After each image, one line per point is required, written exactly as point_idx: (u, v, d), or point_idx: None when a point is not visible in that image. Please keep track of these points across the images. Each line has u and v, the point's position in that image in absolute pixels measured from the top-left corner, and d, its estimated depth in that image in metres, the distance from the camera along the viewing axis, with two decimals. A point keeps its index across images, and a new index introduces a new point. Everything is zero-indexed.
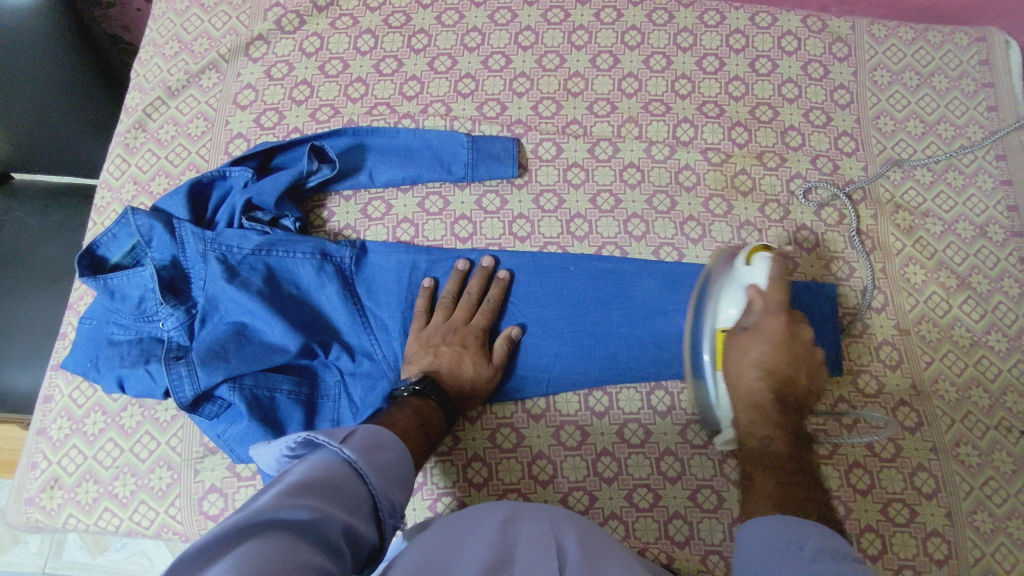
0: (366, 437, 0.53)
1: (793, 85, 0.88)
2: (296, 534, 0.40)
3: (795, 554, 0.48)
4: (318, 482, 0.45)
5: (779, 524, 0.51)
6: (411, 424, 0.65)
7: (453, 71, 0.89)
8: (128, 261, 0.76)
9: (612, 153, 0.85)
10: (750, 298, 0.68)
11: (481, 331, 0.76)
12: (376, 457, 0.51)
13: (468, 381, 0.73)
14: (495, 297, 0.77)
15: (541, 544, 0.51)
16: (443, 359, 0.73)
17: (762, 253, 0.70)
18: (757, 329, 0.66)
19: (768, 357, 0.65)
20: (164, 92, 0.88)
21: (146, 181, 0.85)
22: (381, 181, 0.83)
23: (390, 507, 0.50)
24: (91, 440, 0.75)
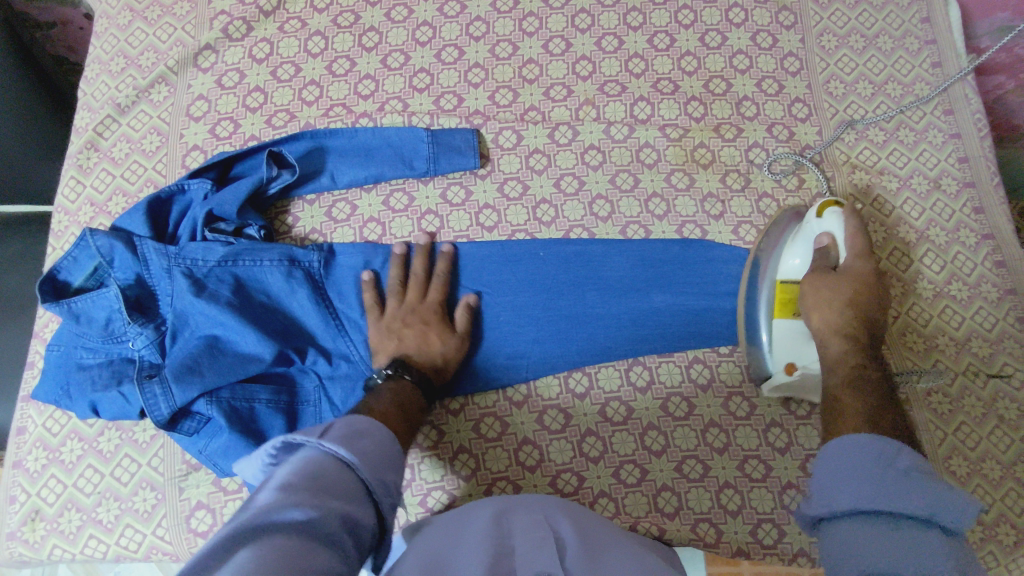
0: (343, 428, 0.52)
1: (744, 56, 0.89)
2: (292, 536, 0.40)
3: (884, 469, 0.52)
4: (303, 479, 0.45)
5: (867, 440, 0.55)
6: (389, 406, 0.64)
7: (407, 67, 0.88)
8: (92, 284, 0.75)
9: (572, 137, 0.86)
10: (824, 245, 0.73)
11: (438, 305, 0.76)
12: (358, 445, 0.51)
13: (440, 355, 0.73)
14: (443, 269, 0.78)
15: (537, 533, 0.52)
16: (409, 341, 0.73)
17: (834, 209, 0.74)
18: (845, 271, 0.71)
19: (856, 294, 0.69)
20: (113, 110, 0.87)
21: (102, 202, 0.83)
22: (343, 183, 0.83)
23: (383, 488, 0.50)
24: (69, 468, 0.73)
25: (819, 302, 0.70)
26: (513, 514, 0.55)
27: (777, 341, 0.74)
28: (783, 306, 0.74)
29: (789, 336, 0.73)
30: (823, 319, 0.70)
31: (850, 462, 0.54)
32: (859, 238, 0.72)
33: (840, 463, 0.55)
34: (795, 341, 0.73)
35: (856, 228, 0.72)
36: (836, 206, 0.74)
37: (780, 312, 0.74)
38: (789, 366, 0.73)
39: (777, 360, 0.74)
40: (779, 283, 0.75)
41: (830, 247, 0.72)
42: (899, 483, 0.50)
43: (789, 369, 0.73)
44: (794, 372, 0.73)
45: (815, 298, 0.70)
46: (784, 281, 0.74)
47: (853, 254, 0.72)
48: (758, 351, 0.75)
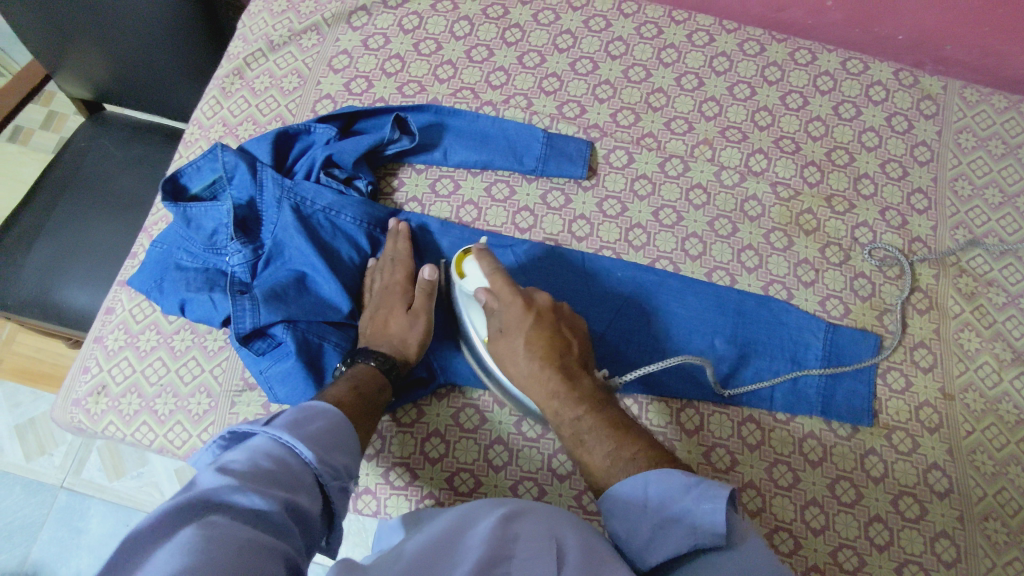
0: (288, 417, 0.55)
1: (874, 134, 0.88)
2: (242, 513, 0.44)
3: (651, 513, 0.57)
4: (249, 466, 0.48)
5: (627, 491, 0.59)
6: (343, 391, 0.65)
7: (541, 68, 0.91)
8: (207, 196, 0.80)
9: (682, 171, 0.86)
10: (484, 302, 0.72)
11: (395, 288, 0.75)
12: (304, 430, 0.54)
13: (397, 338, 0.73)
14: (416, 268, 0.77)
15: (538, 545, 0.50)
16: (372, 330, 0.74)
17: (467, 258, 0.74)
18: (511, 328, 0.71)
19: (531, 345, 0.70)
20: (265, 46, 0.93)
21: (234, 125, 0.89)
22: (453, 161, 0.86)
23: (329, 472, 0.53)
24: (142, 355, 0.79)
25: (512, 358, 0.71)
26: (516, 517, 0.53)
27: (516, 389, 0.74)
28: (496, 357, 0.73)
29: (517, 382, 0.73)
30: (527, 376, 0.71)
31: (634, 515, 0.58)
32: (502, 282, 0.72)
33: (621, 523, 0.59)
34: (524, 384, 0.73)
35: (492, 267, 0.73)
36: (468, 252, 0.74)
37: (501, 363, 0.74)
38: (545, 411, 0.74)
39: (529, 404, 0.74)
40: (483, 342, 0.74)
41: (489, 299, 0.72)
42: (671, 517, 0.55)
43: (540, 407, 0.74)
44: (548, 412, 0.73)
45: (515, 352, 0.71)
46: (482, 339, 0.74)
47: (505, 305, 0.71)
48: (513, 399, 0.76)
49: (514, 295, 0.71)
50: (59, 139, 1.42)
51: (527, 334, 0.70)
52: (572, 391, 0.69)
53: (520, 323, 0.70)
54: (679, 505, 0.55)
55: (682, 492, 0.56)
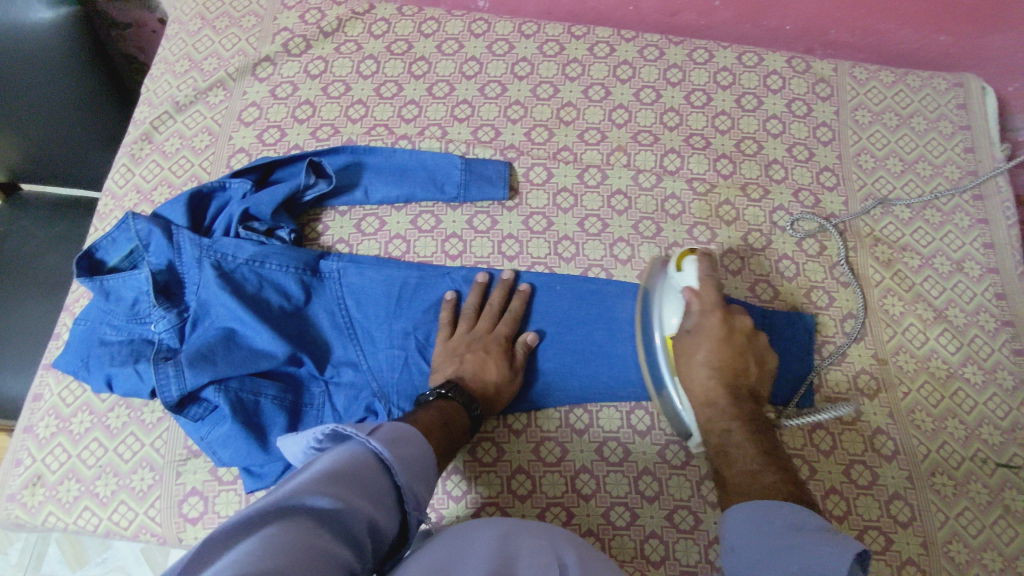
0: (392, 430, 0.53)
1: (777, 121, 0.91)
2: (321, 528, 0.41)
3: (763, 536, 0.54)
4: (342, 474, 0.46)
5: (750, 512, 0.57)
6: (434, 421, 0.64)
7: (451, 97, 0.92)
8: (126, 265, 0.78)
9: (601, 180, 0.88)
10: (688, 300, 0.71)
11: (504, 339, 0.77)
12: (402, 449, 0.51)
13: (492, 385, 0.74)
14: (517, 307, 0.80)
15: (541, 560, 0.51)
16: (468, 365, 0.74)
17: (689, 257, 0.73)
18: (699, 329, 0.69)
19: (716, 354, 0.68)
20: (171, 107, 0.92)
21: (148, 191, 0.87)
22: (375, 199, 0.86)
23: (414, 499, 0.50)
24: (76, 439, 0.76)
25: (689, 363, 0.69)
26: (517, 540, 0.53)
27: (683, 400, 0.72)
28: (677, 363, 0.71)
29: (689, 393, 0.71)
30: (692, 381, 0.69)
31: (747, 533, 0.56)
32: (712, 290, 0.71)
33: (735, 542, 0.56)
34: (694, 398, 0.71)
35: (709, 275, 0.71)
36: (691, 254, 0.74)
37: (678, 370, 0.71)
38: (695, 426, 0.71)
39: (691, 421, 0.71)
40: (668, 341, 0.72)
41: (692, 299, 0.70)
42: (784, 546, 0.52)
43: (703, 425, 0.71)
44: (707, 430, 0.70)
45: (690, 351, 0.70)
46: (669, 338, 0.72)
47: (701, 310, 0.70)
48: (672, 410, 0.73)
49: (717, 305, 0.70)
50: None
51: (715, 344, 0.69)
52: (733, 408, 0.67)
53: (713, 330, 0.69)
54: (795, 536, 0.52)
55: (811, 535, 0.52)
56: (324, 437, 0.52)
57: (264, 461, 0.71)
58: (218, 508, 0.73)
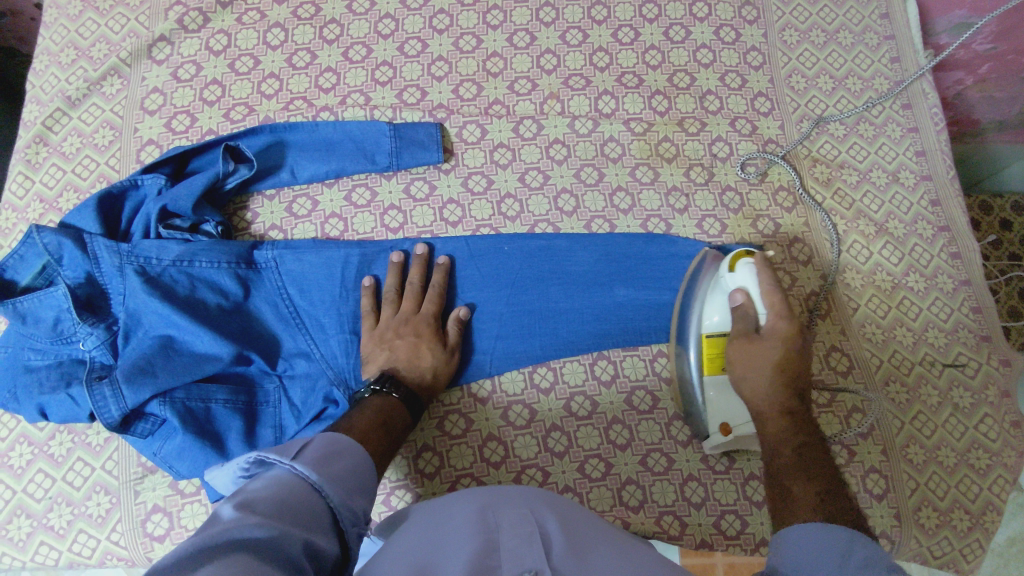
0: (317, 449, 0.50)
1: (707, 50, 0.90)
2: (255, 556, 0.37)
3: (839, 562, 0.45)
4: (267, 501, 0.42)
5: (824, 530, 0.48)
6: (371, 424, 0.62)
7: (369, 59, 0.87)
8: (40, 283, 0.72)
9: (536, 131, 0.85)
10: (738, 304, 0.69)
11: (432, 318, 0.74)
12: (333, 466, 0.49)
13: (429, 371, 0.72)
14: (439, 281, 0.77)
15: (523, 530, 0.50)
16: (400, 353, 0.72)
17: (746, 259, 0.71)
18: (764, 334, 0.67)
19: (776, 358, 0.66)
20: (63, 103, 0.83)
21: (53, 198, 0.80)
22: (304, 178, 0.81)
23: (353, 516, 0.47)
24: (18, 474, 0.71)
25: (750, 368, 0.67)
26: (496, 508, 0.52)
27: (710, 402, 0.71)
28: (711, 363, 0.71)
29: (723, 396, 0.71)
30: (757, 386, 0.67)
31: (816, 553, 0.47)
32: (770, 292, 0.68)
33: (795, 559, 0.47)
34: (727, 401, 0.71)
35: (766, 281, 0.69)
36: (749, 256, 0.71)
37: (710, 370, 0.71)
38: (724, 428, 0.71)
39: (711, 422, 0.72)
40: (703, 340, 0.71)
41: (746, 306, 0.69)
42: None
43: (725, 428, 0.71)
44: (728, 435, 0.71)
45: (745, 360, 0.67)
46: (708, 338, 0.71)
47: (772, 315, 0.67)
48: (697, 411, 0.73)
49: (787, 312, 0.67)
50: None
51: (782, 352, 0.66)
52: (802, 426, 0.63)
53: (789, 336, 0.67)
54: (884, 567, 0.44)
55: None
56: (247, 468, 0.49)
57: None
58: (185, 521, 0.70)
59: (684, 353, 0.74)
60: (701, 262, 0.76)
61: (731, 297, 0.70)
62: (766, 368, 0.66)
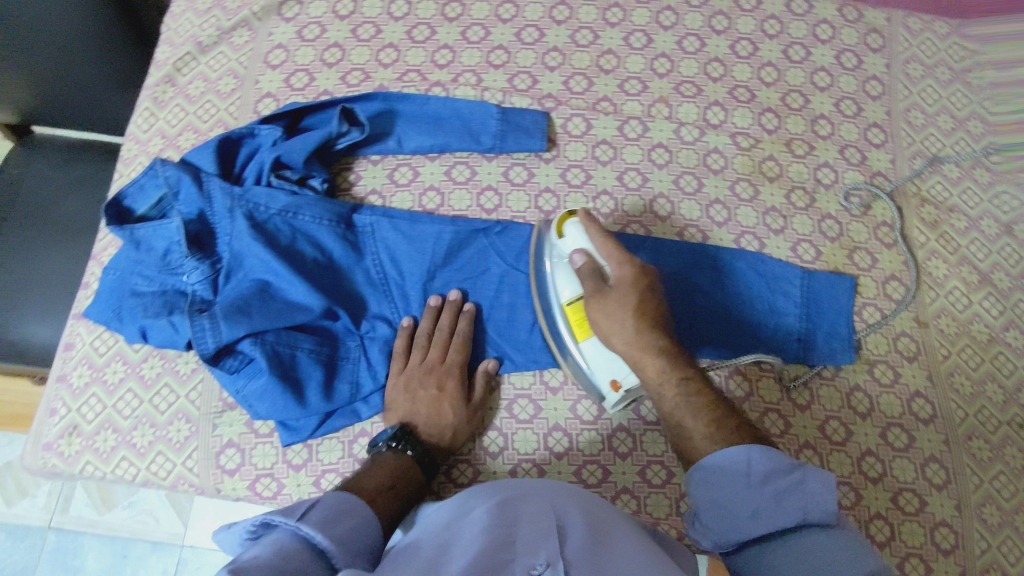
0: (321, 512, 0.51)
1: (825, 74, 0.88)
2: None
3: (749, 486, 0.55)
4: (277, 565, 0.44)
5: (727, 456, 0.56)
6: (381, 485, 0.63)
7: (486, 41, 0.88)
8: (154, 214, 0.76)
9: (641, 132, 0.85)
10: (577, 263, 0.70)
11: (457, 371, 0.75)
12: (337, 529, 0.51)
13: (450, 428, 0.72)
14: (465, 329, 0.76)
15: (541, 526, 0.51)
16: (422, 406, 0.72)
17: (571, 221, 0.72)
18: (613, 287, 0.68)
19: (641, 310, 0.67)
20: (194, 48, 0.87)
21: (173, 136, 0.84)
22: (409, 148, 0.83)
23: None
24: (110, 389, 0.75)
25: (606, 319, 0.67)
26: (512, 505, 0.54)
27: (591, 364, 0.71)
28: (579, 327, 0.71)
29: (600, 355, 0.71)
30: (623, 339, 0.66)
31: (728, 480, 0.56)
32: (603, 245, 0.69)
33: (714, 492, 0.56)
34: (602, 359, 0.71)
35: (593, 232, 0.70)
36: (573, 217, 0.73)
37: (582, 334, 0.71)
38: (614, 385, 0.70)
39: (601, 382, 0.71)
40: (567, 308, 0.72)
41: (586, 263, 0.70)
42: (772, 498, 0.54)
43: (615, 384, 0.70)
44: (618, 389, 0.70)
45: (605, 317, 0.67)
46: (569, 305, 0.72)
47: (614, 263, 0.68)
48: (585, 376, 0.73)
49: (622, 260, 0.68)
50: None
51: (634, 298, 0.67)
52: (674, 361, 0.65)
53: (635, 282, 0.67)
54: (787, 479, 0.54)
55: (785, 474, 0.54)
56: (252, 529, 0.50)
57: (299, 416, 0.71)
58: (256, 461, 0.73)
59: (555, 326, 0.74)
60: (540, 233, 0.77)
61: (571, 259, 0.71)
62: (625, 324, 0.66)
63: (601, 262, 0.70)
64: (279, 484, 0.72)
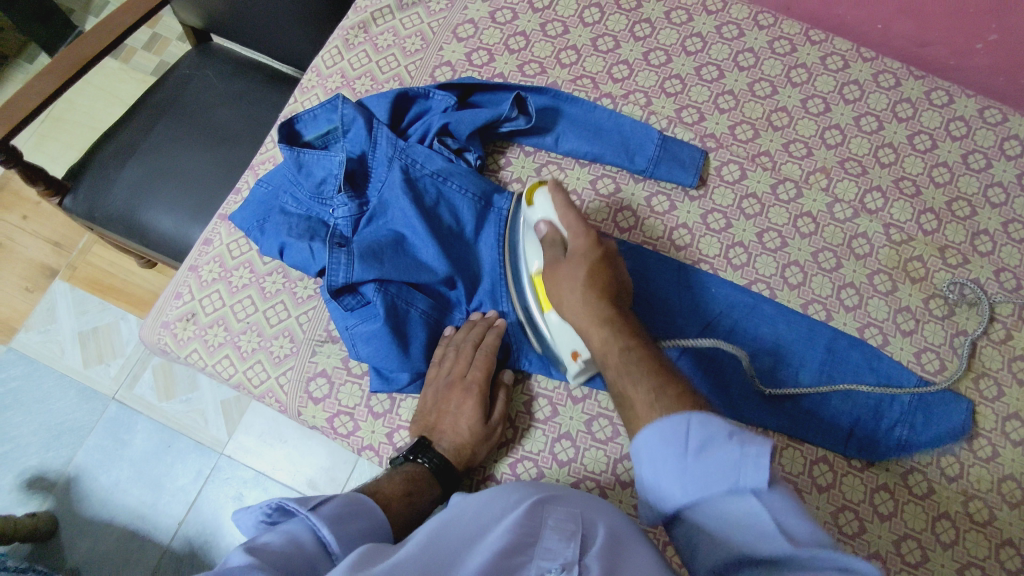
0: (336, 507, 0.57)
1: (1001, 190, 0.84)
2: None
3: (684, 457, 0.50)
4: (280, 552, 0.51)
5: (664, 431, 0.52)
6: (395, 494, 0.65)
7: (665, 68, 0.88)
8: (318, 144, 0.80)
9: (793, 197, 0.84)
10: (545, 232, 0.73)
11: (480, 385, 0.73)
12: (345, 527, 0.57)
13: (468, 445, 0.71)
14: (490, 342, 0.75)
15: (567, 530, 0.53)
16: (444, 421, 0.73)
17: (541, 190, 0.75)
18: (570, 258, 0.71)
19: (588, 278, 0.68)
20: (394, 3, 0.92)
21: (352, 78, 0.89)
22: (563, 149, 0.85)
23: None
24: (233, 291, 0.80)
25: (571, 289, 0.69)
26: (540, 508, 0.56)
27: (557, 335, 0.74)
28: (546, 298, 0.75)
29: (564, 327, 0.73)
30: (572, 310, 0.68)
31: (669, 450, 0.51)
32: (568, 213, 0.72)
33: (649, 460, 0.52)
34: (564, 331, 0.74)
35: (562, 199, 0.73)
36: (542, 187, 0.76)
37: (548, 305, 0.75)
38: (573, 354, 0.73)
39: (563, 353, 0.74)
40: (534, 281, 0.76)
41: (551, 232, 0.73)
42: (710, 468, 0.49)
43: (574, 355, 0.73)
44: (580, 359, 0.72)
45: (561, 288, 0.70)
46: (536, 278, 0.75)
47: (570, 232, 0.72)
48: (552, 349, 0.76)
49: (580, 229, 0.71)
50: (161, 63, 1.59)
51: (585, 267, 0.69)
52: (619, 323, 0.66)
53: (586, 252, 0.70)
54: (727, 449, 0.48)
55: (723, 442, 0.49)
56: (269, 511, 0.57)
57: (396, 368, 0.73)
58: (341, 397, 0.76)
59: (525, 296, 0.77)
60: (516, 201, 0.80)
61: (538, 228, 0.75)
62: (575, 286, 0.68)
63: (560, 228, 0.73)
64: (355, 425, 0.75)
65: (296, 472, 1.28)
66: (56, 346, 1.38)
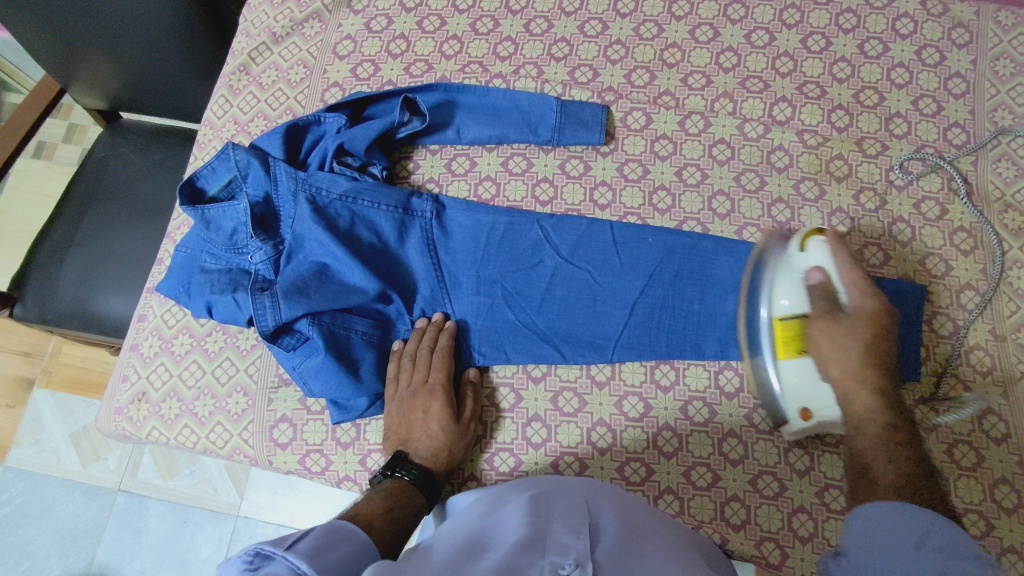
0: (314, 540, 0.53)
1: (904, 70, 0.83)
2: None
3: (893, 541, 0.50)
4: None
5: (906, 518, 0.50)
6: (377, 513, 0.62)
7: (549, 34, 0.88)
8: (224, 195, 0.79)
9: (703, 127, 0.83)
10: (815, 282, 0.67)
11: (443, 385, 0.73)
12: (326, 556, 0.52)
13: (444, 447, 0.71)
14: (444, 344, 0.76)
15: (574, 522, 0.51)
16: (416, 431, 0.72)
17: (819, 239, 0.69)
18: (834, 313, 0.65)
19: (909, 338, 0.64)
20: (268, 38, 0.91)
21: (245, 122, 0.89)
22: (467, 139, 0.84)
23: None
24: (177, 360, 0.80)
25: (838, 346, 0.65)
26: (553, 497, 0.54)
27: (788, 387, 0.69)
28: (784, 348, 0.68)
29: (800, 381, 0.68)
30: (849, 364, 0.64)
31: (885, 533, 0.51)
32: (846, 274, 0.66)
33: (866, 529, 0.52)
34: (803, 384, 0.68)
35: (843, 259, 0.66)
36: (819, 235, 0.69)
37: (787, 356, 0.68)
38: (805, 412, 0.68)
39: (791, 407, 0.69)
40: (777, 323, 0.68)
41: (826, 284, 0.66)
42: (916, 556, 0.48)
43: (806, 413, 0.68)
44: (811, 418, 0.68)
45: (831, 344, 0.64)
46: (780, 322, 0.68)
47: (856, 293, 0.65)
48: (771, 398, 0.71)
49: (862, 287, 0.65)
50: (81, 152, 1.57)
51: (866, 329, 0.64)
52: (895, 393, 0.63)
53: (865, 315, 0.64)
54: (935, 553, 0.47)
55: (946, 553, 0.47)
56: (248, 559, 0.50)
57: (352, 395, 0.73)
58: (307, 436, 0.76)
59: (756, 337, 0.71)
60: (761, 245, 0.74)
61: (809, 276, 0.68)
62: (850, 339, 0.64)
63: (839, 286, 0.66)
64: (327, 460, 0.75)
65: (316, 515, 1.27)
66: (50, 454, 1.37)
